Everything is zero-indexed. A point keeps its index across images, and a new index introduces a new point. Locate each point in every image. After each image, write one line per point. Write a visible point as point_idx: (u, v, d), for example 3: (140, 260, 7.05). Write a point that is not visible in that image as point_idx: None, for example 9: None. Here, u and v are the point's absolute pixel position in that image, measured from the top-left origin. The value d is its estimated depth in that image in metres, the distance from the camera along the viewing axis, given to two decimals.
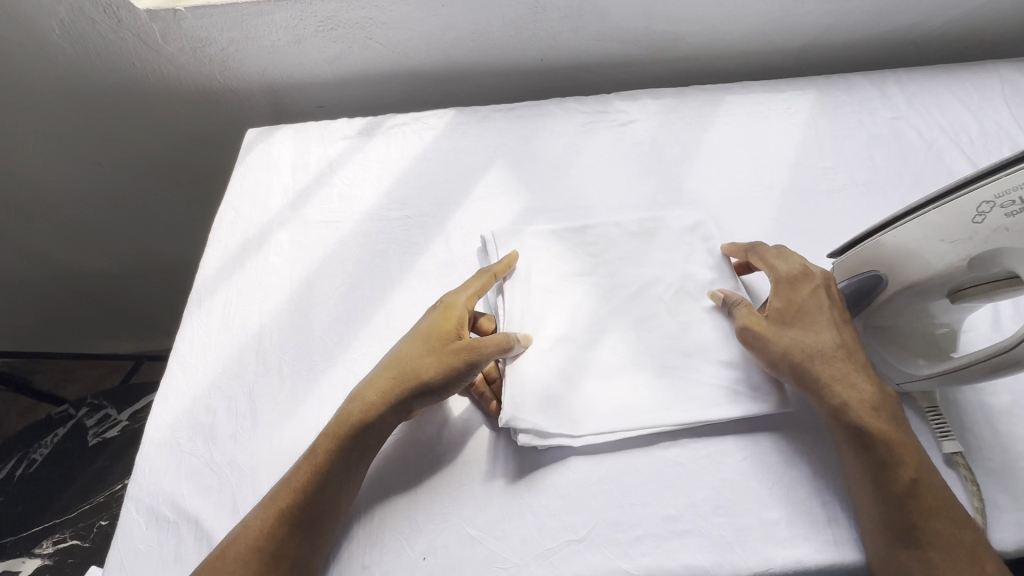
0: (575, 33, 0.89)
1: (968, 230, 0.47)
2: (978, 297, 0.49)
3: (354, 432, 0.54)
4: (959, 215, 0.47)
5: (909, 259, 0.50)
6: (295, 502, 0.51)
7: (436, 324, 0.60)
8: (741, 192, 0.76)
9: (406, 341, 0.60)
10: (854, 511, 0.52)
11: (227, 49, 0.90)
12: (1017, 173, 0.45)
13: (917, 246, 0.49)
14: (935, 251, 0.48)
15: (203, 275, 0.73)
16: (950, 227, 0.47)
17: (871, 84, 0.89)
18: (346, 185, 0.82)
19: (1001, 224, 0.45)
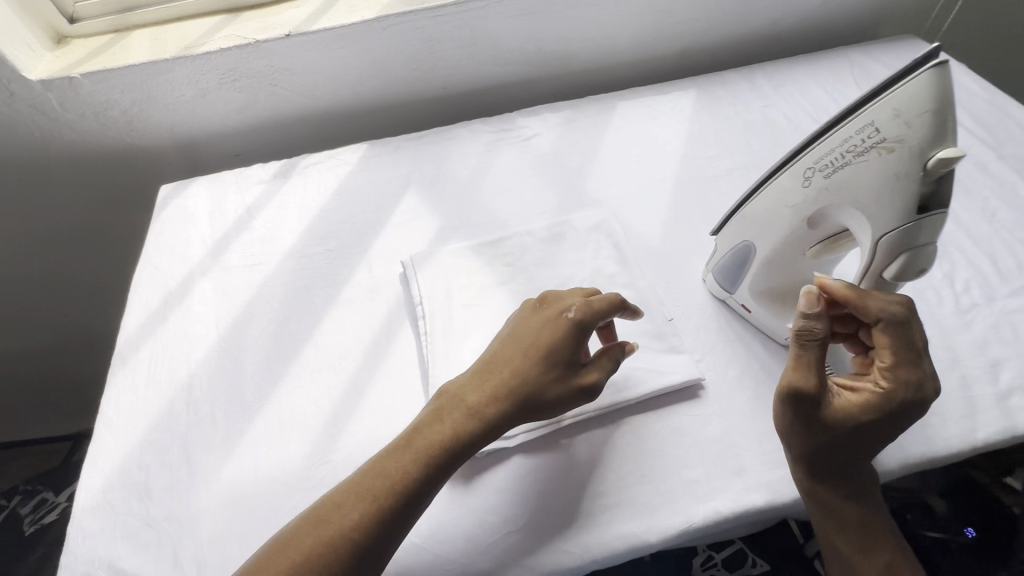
0: (471, 59, 0.95)
1: (800, 196, 0.52)
2: (825, 251, 0.56)
3: (358, 523, 0.50)
4: (794, 182, 0.52)
5: (766, 225, 0.56)
6: (354, 540, 0.49)
7: (552, 341, 0.56)
8: (639, 188, 0.83)
9: (521, 348, 0.57)
10: (761, 459, 0.58)
11: (131, 110, 0.91)
12: (830, 139, 0.49)
13: (768, 215, 0.55)
14: (782, 216, 0.54)
15: (125, 335, 0.72)
16: (788, 194, 0.53)
17: (743, 78, 0.99)
18: (266, 227, 0.83)
19: (824, 186, 0.50)
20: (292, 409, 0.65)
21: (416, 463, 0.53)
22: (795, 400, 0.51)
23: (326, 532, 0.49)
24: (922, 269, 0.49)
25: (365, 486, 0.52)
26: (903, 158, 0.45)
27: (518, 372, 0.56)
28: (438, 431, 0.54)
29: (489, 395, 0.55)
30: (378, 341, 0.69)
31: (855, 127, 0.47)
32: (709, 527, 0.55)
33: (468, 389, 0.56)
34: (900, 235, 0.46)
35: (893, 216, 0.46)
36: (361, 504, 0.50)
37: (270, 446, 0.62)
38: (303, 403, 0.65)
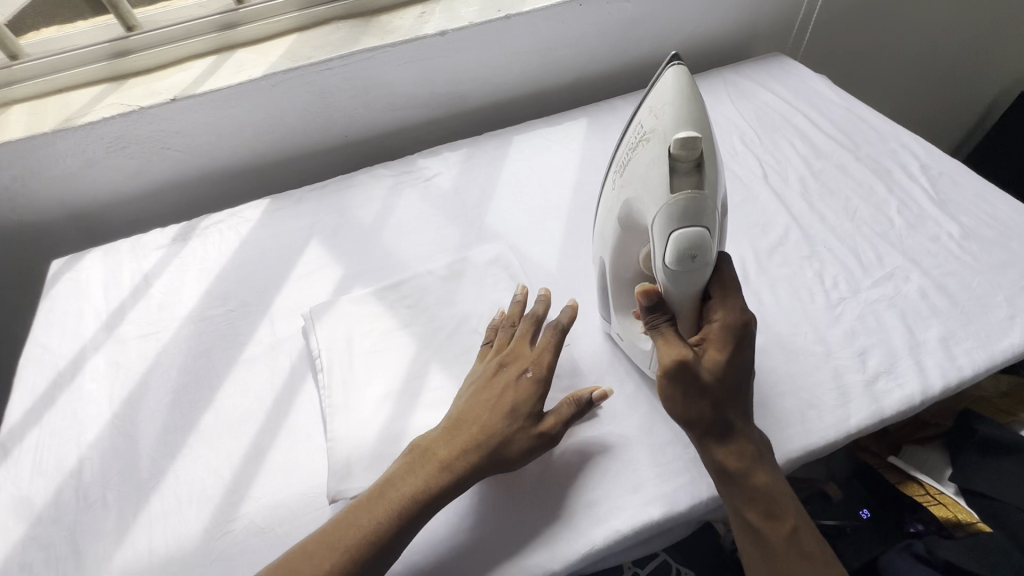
0: (367, 108, 0.97)
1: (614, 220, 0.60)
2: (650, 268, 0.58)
3: None
4: (608, 203, 0.62)
5: (601, 244, 0.63)
6: None
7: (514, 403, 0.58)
8: (536, 218, 0.86)
9: (493, 401, 0.58)
10: (658, 472, 0.59)
11: (13, 185, 0.88)
12: (619, 158, 0.60)
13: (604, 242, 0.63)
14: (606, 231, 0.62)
15: (9, 423, 0.69)
16: (607, 209, 0.62)
17: (630, 104, 1.05)
18: (164, 293, 0.81)
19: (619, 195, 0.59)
20: (190, 481, 0.63)
21: (380, 516, 0.52)
22: (675, 370, 0.53)
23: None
24: (699, 248, 0.51)
25: (326, 543, 0.51)
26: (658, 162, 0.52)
27: (489, 424, 0.56)
28: (406, 479, 0.55)
29: (466, 450, 0.56)
30: (279, 400, 0.68)
31: (638, 152, 0.55)
32: (611, 547, 0.56)
33: (443, 441, 0.57)
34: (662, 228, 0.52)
35: (656, 209, 0.52)
36: (321, 564, 0.50)
37: (166, 523, 0.60)
38: (199, 473, 0.63)
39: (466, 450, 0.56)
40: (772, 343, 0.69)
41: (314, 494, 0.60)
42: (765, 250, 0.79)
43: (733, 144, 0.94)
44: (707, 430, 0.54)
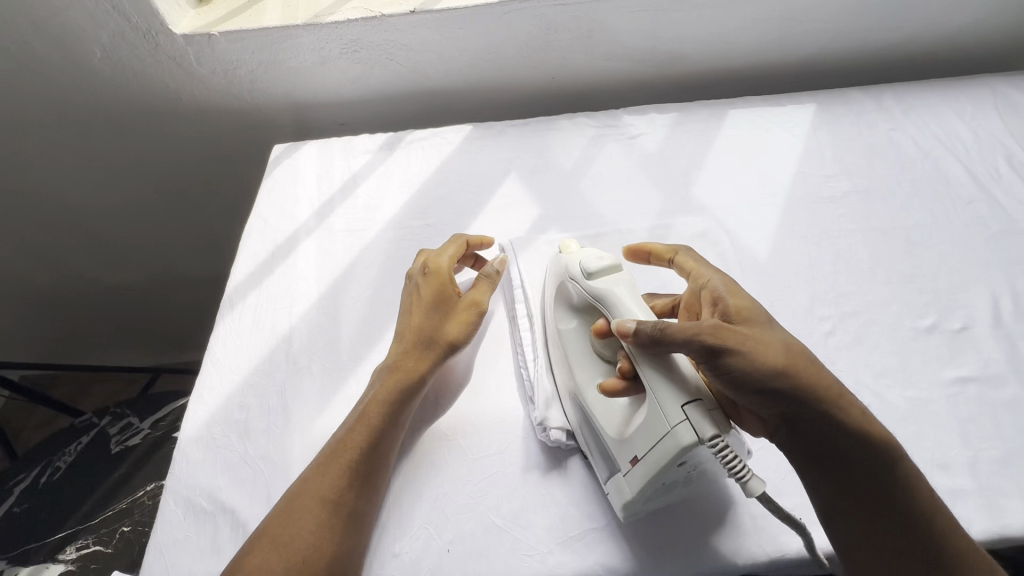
0: (584, 52, 0.94)
1: (570, 318, 0.60)
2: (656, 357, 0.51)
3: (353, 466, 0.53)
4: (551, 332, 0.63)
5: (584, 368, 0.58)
6: (353, 469, 0.52)
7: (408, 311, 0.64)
8: (747, 201, 0.80)
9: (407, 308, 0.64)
10: None
11: (257, 70, 0.95)
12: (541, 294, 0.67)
13: (555, 354, 0.62)
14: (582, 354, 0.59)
15: (234, 281, 0.76)
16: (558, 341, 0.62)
17: (869, 97, 0.93)
18: (370, 196, 0.86)
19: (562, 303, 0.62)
20: None
21: (364, 430, 0.55)
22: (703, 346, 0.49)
23: (310, 494, 0.51)
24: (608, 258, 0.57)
25: (329, 463, 0.53)
26: (564, 263, 0.61)
27: (410, 322, 0.63)
28: (368, 392, 0.59)
29: (410, 346, 0.61)
30: None
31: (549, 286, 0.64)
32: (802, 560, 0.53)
33: (393, 352, 0.62)
34: (574, 276, 0.58)
35: (573, 269, 0.59)
36: (326, 479, 0.52)
37: None
38: None
39: (408, 353, 0.60)
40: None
41: (501, 417, 0.62)
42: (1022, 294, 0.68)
43: (993, 166, 0.81)
44: (813, 406, 0.50)
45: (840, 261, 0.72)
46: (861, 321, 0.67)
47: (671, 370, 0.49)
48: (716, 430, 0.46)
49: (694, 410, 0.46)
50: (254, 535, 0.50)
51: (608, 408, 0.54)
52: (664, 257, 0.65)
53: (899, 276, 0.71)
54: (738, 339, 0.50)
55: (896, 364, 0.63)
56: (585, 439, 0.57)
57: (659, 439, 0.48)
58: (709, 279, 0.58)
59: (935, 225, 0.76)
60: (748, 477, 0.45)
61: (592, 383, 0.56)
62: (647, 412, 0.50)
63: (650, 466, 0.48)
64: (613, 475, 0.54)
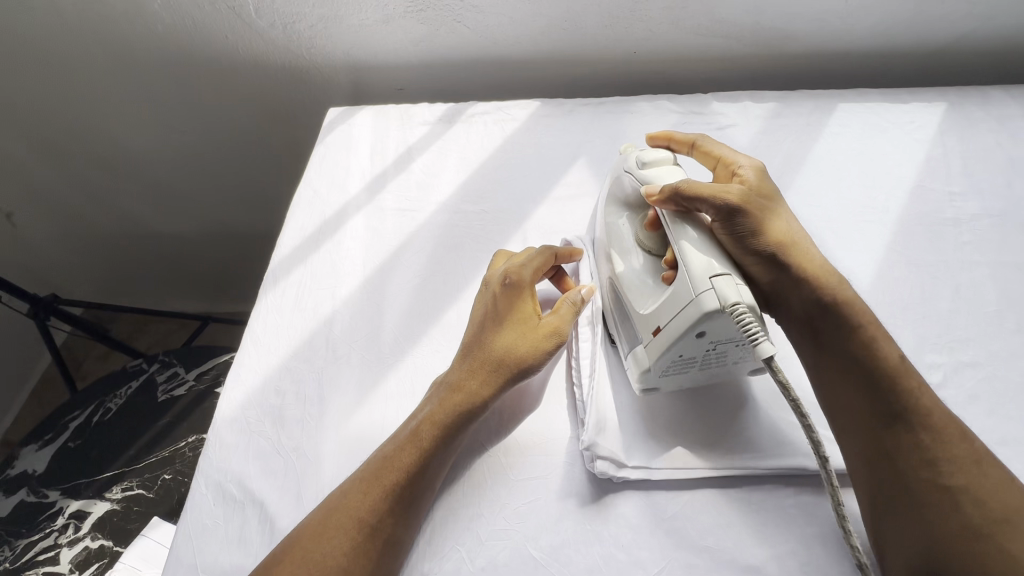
0: (675, 26, 0.82)
1: (620, 211, 0.63)
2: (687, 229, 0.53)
3: (395, 490, 0.50)
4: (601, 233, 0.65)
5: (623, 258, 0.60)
6: (396, 492, 0.50)
7: (476, 325, 0.58)
8: (851, 215, 0.69)
9: (479, 317, 0.58)
10: None
11: (317, 26, 0.90)
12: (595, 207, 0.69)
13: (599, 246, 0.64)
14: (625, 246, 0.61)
15: (280, 254, 0.73)
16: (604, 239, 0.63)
17: (1014, 99, 0.78)
18: (425, 172, 0.80)
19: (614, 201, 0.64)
20: (428, 373, 0.62)
21: (413, 450, 0.52)
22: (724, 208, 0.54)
23: (347, 512, 0.48)
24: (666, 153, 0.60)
25: (370, 481, 0.50)
26: (621, 158, 0.63)
27: (480, 337, 0.57)
28: (423, 406, 0.55)
29: (475, 365, 0.56)
30: None
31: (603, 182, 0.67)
32: None
33: (455, 367, 0.57)
34: (628, 167, 0.61)
35: (628, 163, 0.61)
36: (365, 499, 0.49)
37: (401, 405, 0.60)
38: (436, 368, 0.62)
39: (473, 373, 0.55)
40: None
41: (546, 437, 0.57)
42: None
43: None
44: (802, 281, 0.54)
45: (958, 299, 0.62)
46: (980, 375, 0.57)
47: (698, 227, 0.53)
48: (741, 298, 0.47)
49: (721, 281, 0.48)
50: (282, 546, 0.48)
51: (640, 290, 0.56)
52: (683, 145, 0.66)
53: None
54: (751, 209, 0.55)
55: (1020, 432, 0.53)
56: (617, 326, 0.60)
57: (683, 306, 0.49)
58: (738, 164, 0.60)
59: None
60: (762, 338, 0.46)
61: (628, 269, 0.59)
62: (676, 283, 0.51)
63: (668, 334, 0.50)
64: (634, 350, 0.56)
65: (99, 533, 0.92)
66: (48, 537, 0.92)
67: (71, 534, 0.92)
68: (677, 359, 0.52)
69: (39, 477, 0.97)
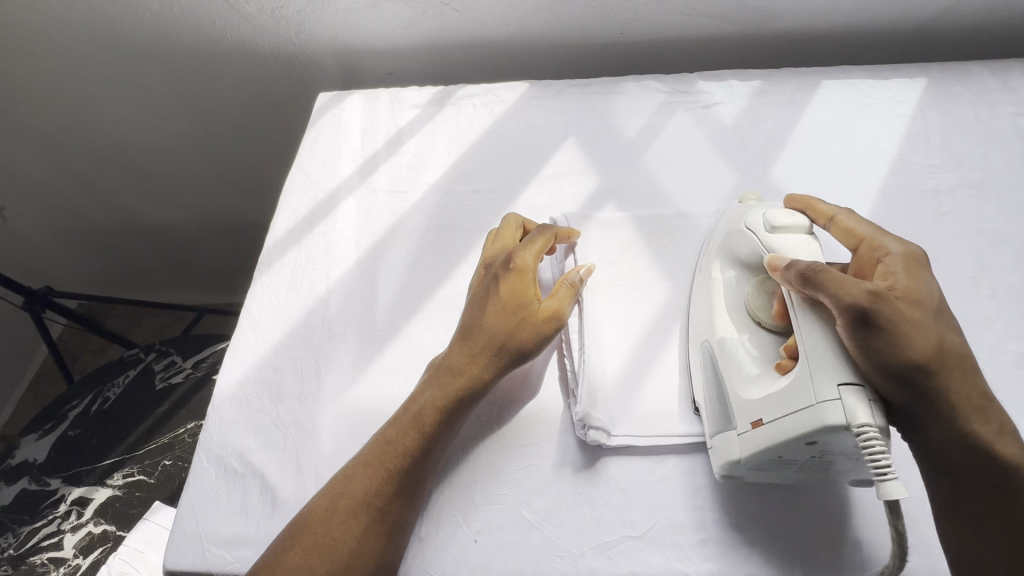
0: (660, 6, 0.83)
1: (730, 268, 0.58)
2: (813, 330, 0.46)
3: (399, 474, 0.51)
4: (699, 299, 0.60)
5: (721, 328, 0.55)
6: (400, 474, 0.51)
7: (478, 309, 0.58)
8: (833, 188, 0.71)
9: (482, 301, 0.58)
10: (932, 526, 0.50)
11: (305, 11, 0.90)
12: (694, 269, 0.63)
13: (699, 311, 0.59)
14: (733, 325, 0.55)
15: (273, 237, 0.74)
16: (701, 311, 0.59)
17: (992, 73, 0.80)
18: (416, 155, 0.81)
19: (717, 271, 0.59)
20: (422, 348, 0.63)
21: (414, 434, 0.53)
22: (861, 309, 0.44)
23: (354, 495, 0.50)
24: (802, 225, 0.54)
25: (373, 463, 0.51)
26: (744, 211, 0.58)
27: (485, 322, 0.57)
28: (424, 390, 0.55)
29: (473, 348, 0.56)
30: None
31: (715, 234, 0.61)
32: None
33: (455, 350, 0.57)
34: (755, 227, 0.55)
35: (752, 219, 0.56)
36: (370, 482, 0.50)
37: (396, 379, 0.61)
38: (431, 343, 0.63)
39: (474, 359, 0.56)
40: None
41: (537, 407, 0.58)
42: None
43: None
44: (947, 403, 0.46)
45: (936, 267, 0.64)
46: None
47: (821, 321, 0.46)
48: (872, 419, 0.42)
49: (850, 392, 0.42)
50: (293, 524, 0.50)
51: (741, 369, 0.52)
52: (822, 217, 0.59)
53: (1006, 291, 0.62)
54: (902, 317, 0.45)
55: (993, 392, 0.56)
56: (704, 393, 0.55)
57: (799, 408, 0.44)
58: (887, 252, 0.51)
59: None
60: (889, 476, 0.40)
61: (735, 342, 0.54)
62: (794, 375, 0.46)
63: (773, 433, 0.46)
64: (723, 432, 0.52)
65: (101, 518, 0.93)
66: (51, 523, 0.92)
67: (73, 521, 0.93)
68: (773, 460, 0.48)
69: (40, 466, 0.98)
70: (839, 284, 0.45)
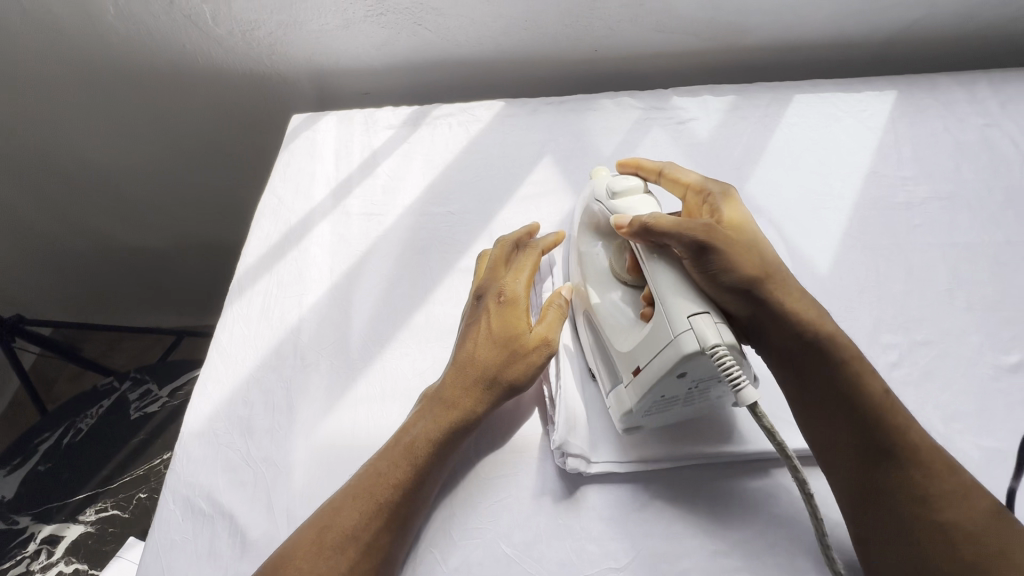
0: (633, 23, 0.84)
1: (595, 240, 0.62)
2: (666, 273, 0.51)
3: (388, 508, 0.49)
4: (572, 266, 0.64)
5: (592, 291, 0.59)
6: (389, 509, 0.49)
7: (471, 338, 0.57)
8: (808, 203, 0.71)
9: (474, 334, 0.57)
10: None
11: (276, 32, 0.89)
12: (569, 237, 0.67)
13: (573, 276, 0.63)
14: (599, 285, 0.59)
15: (244, 264, 0.72)
16: (575, 275, 0.62)
17: (960, 85, 0.81)
18: (391, 176, 0.79)
19: (584, 239, 0.63)
20: (397, 376, 0.62)
21: (406, 466, 0.51)
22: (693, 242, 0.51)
23: (340, 530, 0.48)
24: (637, 184, 0.59)
25: (362, 495, 0.50)
26: (593, 187, 0.63)
27: (479, 353, 0.56)
28: (415, 422, 0.54)
29: (465, 379, 0.55)
30: None
31: (578, 213, 0.66)
32: None
33: (448, 380, 0.56)
34: (601, 199, 0.61)
35: (598, 192, 0.61)
36: (358, 516, 0.48)
37: (371, 409, 0.60)
38: (407, 371, 0.62)
39: (467, 390, 0.55)
40: None
41: (515, 435, 0.57)
42: None
43: None
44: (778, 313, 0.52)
45: (911, 281, 0.64)
46: (934, 352, 0.59)
47: (665, 262, 0.51)
48: (720, 339, 0.46)
49: (699, 321, 0.47)
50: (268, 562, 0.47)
51: (616, 325, 0.55)
52: (653, 173, 0.65)
53: (981, 303, 0.62)
54: (725, 242, 0.52)
55: (973, 406, 0.55)
56: (597, 361, 0.58)
57: (660, 348, 0.48)
58: (708, 190, 0.60)
59: None
60: (744, 385, 0.45)
61: (605, 301, 0.57)
62: (654, 320, 0.50)
63: (650, 374, 0.49)
64: (615, 389, 0.54)
65: (73, 557, 0.89)
66: (19, 564, 0.88)
67: (43, 560, 0.89)
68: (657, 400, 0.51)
69: (8, 504, 0.94)
70: (671, 226, 0.51)
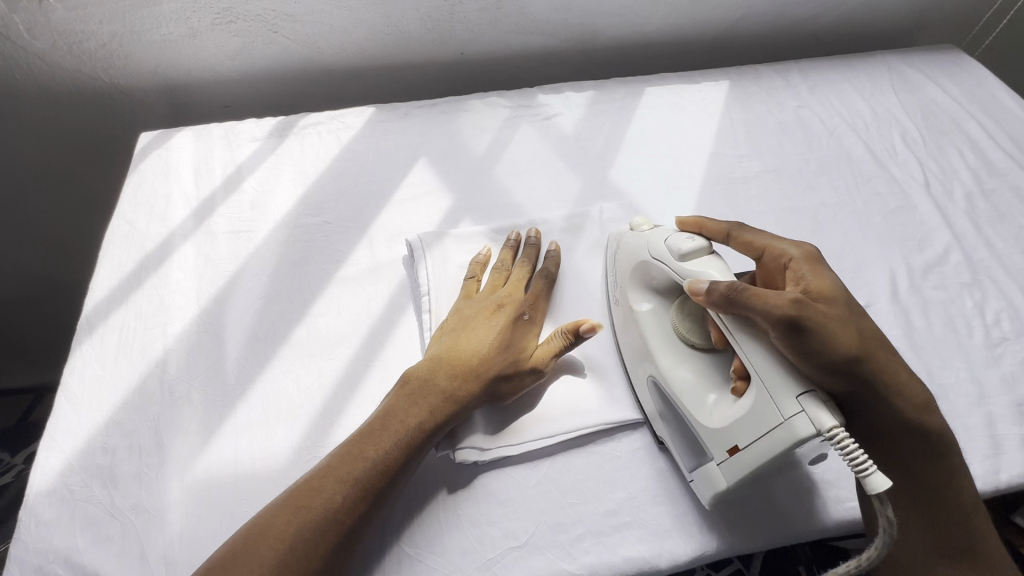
0: (492, 25, 0.87)
1: (645, 299, 0.58)
2: (754, 354, 0.46)
3: (322, 529, 0.45)
4: (626, 324, 0.60)
5: (656, 356, 0.55)
6: (321, 535, 0.45)
7: (467, 367, 0.55)
8: (663, 184, 0.78)
9: (485, 336, 0.57)
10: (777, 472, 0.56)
11: (111, 44, 0.81)
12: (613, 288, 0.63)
13: (628, 339, 0.59)
14: (670, 358, 0.54)
15: (92, 299, 0.65)
16: (632, 341, 0.58)
17: (778, 74, 0.93)
18: (259, 190, 0.76)
19: (641, 298, 0.59)
20: (280, 397, 0.59)
21: (346, 487, 0.47)
22: (783, 319, 0.44)
23: (268, 546, 0.44)
24: (709, 246, 0.53)
25: (291, 510, 0.45)
26: (646, 240, 0.58)
27: (487, 353, 0.55)
28: (373, 440, 0.50)
29: (444, 401, 0.53)
30: (378, 327, 0.64)
31: (620, 266, 0.61)
32: (721, 555, 0.52)
33: (426, 399, 0.52)
34: (662, 258, 0.54)
35: (658, 249, 0.55)
36: (285, 530, 0.44)
37: (254, 434, 0.57)
38: (291, 390, 0.59)
39: (439, 414, 0.52)
40: (920, 371, 0.62)
41: None
42: (919, 267, 0.71)
43: (890, 142, 0.84)
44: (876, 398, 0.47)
45: None
46: None
47: (757, 343, 0.46)
48: (836, 419, 0.42)
49: (812, 401, 0.43)
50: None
51: (699, 398, 0.51)
52: (718, 233, 0.57)
53: None
54: (821, 321, 0.45)
55: None
56: (665, 429, 0.55)
57: (770, 429, 0.44)
58: (789, 255, 0.51)
59: (841, 202, 0.77)
60: (870, 470, 0.40)
61: (677, 374, 0.53)
62: (754, 397, 0.46)
63: (750, 461, 0.46)
64: (702, 465, 0.51)
65: None
66: None
67: None
68: (754, 476, 0.48)
69: None
70: (760, 297, 0.45)
